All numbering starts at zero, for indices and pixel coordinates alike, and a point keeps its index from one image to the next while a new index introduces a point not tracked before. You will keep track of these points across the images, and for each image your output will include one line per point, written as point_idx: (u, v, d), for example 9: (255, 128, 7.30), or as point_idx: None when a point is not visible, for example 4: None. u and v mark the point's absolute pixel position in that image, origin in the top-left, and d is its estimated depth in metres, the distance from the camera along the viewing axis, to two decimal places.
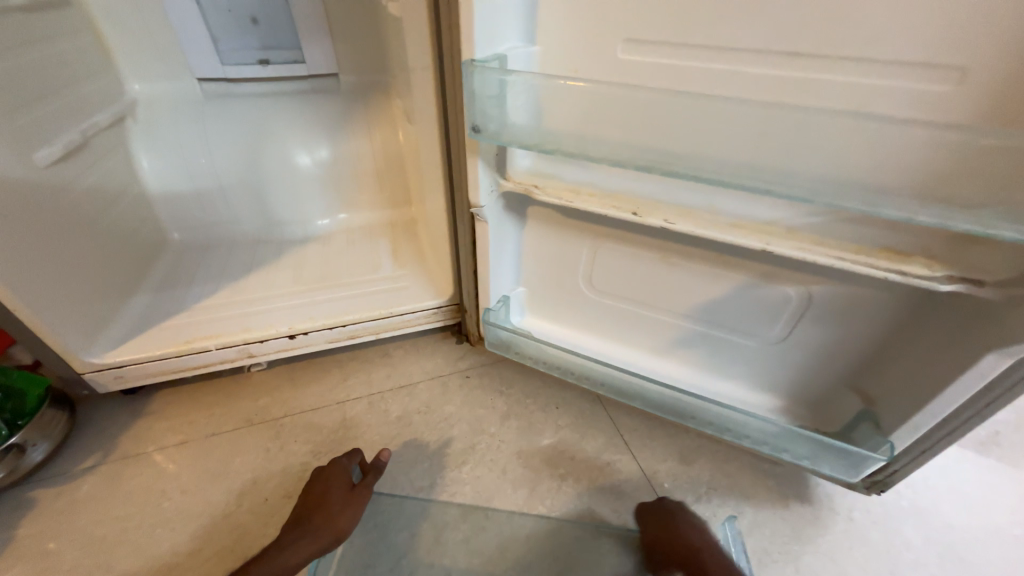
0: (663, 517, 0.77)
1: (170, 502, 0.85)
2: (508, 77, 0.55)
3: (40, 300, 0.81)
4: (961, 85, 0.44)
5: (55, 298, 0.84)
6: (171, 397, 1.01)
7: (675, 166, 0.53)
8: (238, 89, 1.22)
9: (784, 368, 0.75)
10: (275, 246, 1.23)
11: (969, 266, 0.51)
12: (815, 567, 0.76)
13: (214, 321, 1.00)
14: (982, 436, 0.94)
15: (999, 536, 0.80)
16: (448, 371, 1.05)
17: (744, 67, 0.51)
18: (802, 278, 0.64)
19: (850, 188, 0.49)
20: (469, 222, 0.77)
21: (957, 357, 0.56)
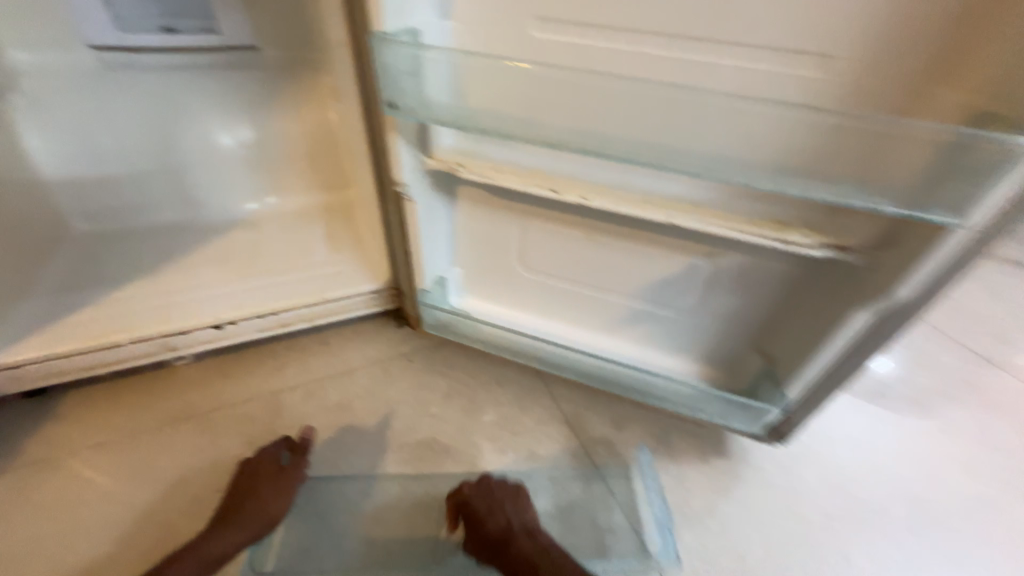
0: (481, 500, 0.79)
1: (87, 507, 0.80)
2: (420, 53, 0.54)
3: None
4: (828, 70, 0.50)
5: None
6: (79, 398, 0.93)
7: (583, 144, 0.56)
8: (142, 61, 1.07)
9: (700, 334, 0.81)
10: (198, 232, 1.15)
11: (839, 234, 0.58)
12: (728, 512, 0.85)
13: (128, 314, 0.93)
14: (872, 389, 1.06)
15: (878, 473, 0.92)
16: (390, 355, 1.03)
17: (647, 49, 0.54)
18: (712, 250, 0.69)
19: (738, 165, 0.54)
20: (397, 203, 0.76)
21: (834, 317, 0.63)
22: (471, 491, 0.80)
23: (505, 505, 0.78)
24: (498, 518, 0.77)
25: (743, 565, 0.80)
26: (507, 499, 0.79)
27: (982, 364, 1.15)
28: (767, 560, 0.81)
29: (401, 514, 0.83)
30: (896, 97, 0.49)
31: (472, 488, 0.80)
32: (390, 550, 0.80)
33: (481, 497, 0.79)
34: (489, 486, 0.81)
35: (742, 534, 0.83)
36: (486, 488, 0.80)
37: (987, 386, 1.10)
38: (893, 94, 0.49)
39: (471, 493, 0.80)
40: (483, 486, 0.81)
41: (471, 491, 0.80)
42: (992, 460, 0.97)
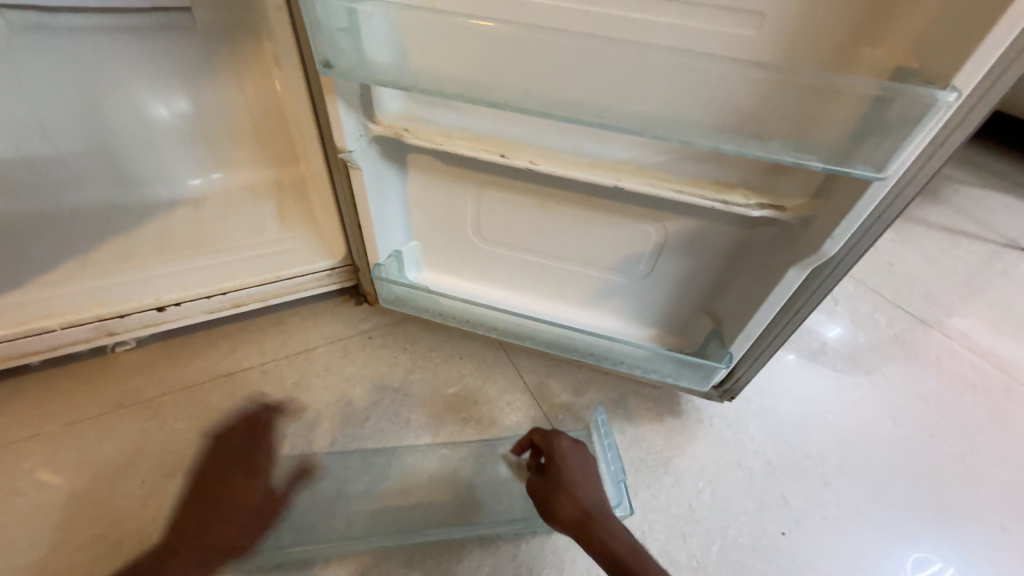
0: (577, 460, 0.73)
1: (23, 499, 0.76)
2: (355, 6, 0.51)
3: None
4: (761, 29, 0.51)
5: None
6: (12, 387, 0.88)
7: (525, 103, 0.55)
8: (54, 20, 0.96)
9: (652, 299, 0.84)
10: (136, 211, 1.09)
11: (774, 194, 0.60)
12: (680, 466, 0.90)
13: (60, 297, 0.87)
14: (813, 348, 1.14)
15: (817, 423, 1.00)
16: (350, 333, 1.02)
17: (588, 7, 0.54)
18: (659, 215, 0.71)
19: (683, 123, 0.54)
20: (345, 173, 0.74)
21: (771, 276, 0.67)
22: (571, 447, 0.74)
23: (595, 478, 0.71)
24: (586, 485, 0.69)
25: (693, 514, 0.85)
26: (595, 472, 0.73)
27: (914, 322, 1.24)
28: (716, 508, 0.86)
29: (362, 487, 0.83)
30: (823, 57, 0.51)
31: (573, 447, 0.75)
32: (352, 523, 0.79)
33: (578, 458, 0.73)
34: (585, 451, 0.75)
35: (692, 485, 0.88)
36: (583, 451, 0.75)
37: (919, 342, 1.20)
38: (821, 53, 0.51)
39: (571, 449, 0.74)
40: (582, 451, 0.75)
41: (570, 448, 0.74)
42: (920, 407, 1.06)
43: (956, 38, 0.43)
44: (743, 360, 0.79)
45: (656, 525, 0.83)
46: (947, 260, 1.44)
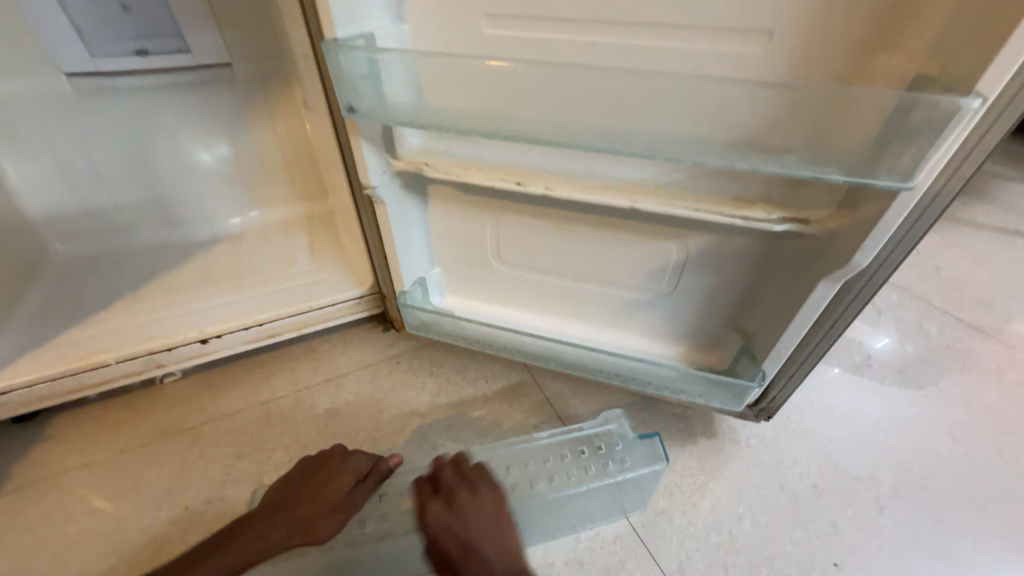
0: (454, 530, 0.64)
1: (78, 525, 0.80)
2: (375, 55, 0.55)
3: None
4: (770, 45, 0.51)
5: None
6: (72, 419, 0.94)
7: (537, 134, 0.57)
8: (115, 83, 1.08)
9: (678, 316, 0.82)
10: (180, 249, 1.17)
11: (798, 208, 0.59)
12: (717, 490, 0.86)
13: (113, 334, 0.93)
14: (857, 361, 1.08)
15: (866, 442, 0.94)
16: (378, 360, 1.04)
17: (594, 38, 0.55)
18: (679, 233, 0.70)
19: (697, 142, 0.54)
20: (370, 206, 0.77)
21: (800, 290, 0.65)
22: (440, 517, 0.65)
23: (482, 537, 0.63)
24: (470, 557, 0.61)
25: (735, 541, 0.80)
26: (482, 526, 0.64)
27: (969, 330, 1.16)
28: (759, 536, 0.81)
29: (397, 481, 0.78)
30: (839, 69, 0.50)
31: (444, 514, 0.65)
32: (385, 496, 0.76)
33: (455, 527, 0.64)
34: (461, 510, 0.65)
35: (731, 511, 0.83)
36: (459, 512, 0.65)
37: (975, 352, 1.11)
38: (835, 66, 0.50)
39: (442, 520, 0.65)
40: (457, 510, 0.65)
41: (443, 516, 0.65)
42: (983, 423, 0.98)
43: (975, 44, 0.42)
44: (778, 378, 0.76)
45: (694, 554, 0.78)
46: (1000, 262, 1.35)
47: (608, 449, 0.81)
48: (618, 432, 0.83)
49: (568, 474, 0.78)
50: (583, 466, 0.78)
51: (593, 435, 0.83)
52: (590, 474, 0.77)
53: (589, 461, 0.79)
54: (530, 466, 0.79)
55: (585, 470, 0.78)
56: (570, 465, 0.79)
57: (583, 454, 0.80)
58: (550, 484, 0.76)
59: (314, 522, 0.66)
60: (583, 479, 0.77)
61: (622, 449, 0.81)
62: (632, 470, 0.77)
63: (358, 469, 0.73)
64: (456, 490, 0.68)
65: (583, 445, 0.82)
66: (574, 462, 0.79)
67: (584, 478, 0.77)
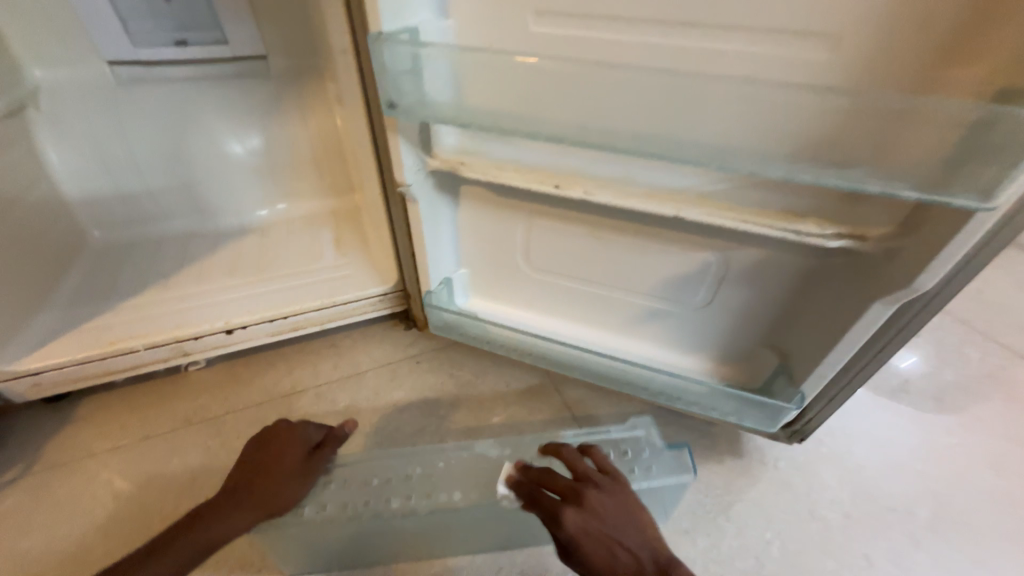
0: (597, 533, 0.56)
1: (101, 508, 0.81)
2: (419, 51, 0.54)
3: None
4: (837, 51, 0.48)
5: None
6: (99, 402, 0.96)
7: (584, 137, 0.55)
8: (156, 73, 1.12)
9: (711, 330, 0.79)
10: (208, 239, 1.18)
11: (854, 223, 0.56)
12: (743, 513, 0.82)
13: (142, 320, 0.94)
14: (893, 386, 1.03)
15: (903, 471, 0.89)
16: (398, 358, 1.04)
17: (644, 38, 0.53)
18: (719, 244, 0.68)
19: (750, 152, 0.52)
20: (401, 204, 0.76)
21: (850, 310, 0.61)
22: (578, 521, 0.57)
23: (624, 532, 0.57)
24: (620, 556, 0.55)
25: (761, 568, 0.76)
26: (621, 520, 0.57)
27: (1014, 357, 1.10)
28: (787, 563, 0.77)
29: (422, 460, 0.76)
30: (912, 78, 0.47)
31: (583, 518, 0.57)
32: (411, 476, 0.73)
33: (596, 529, 0.56)
34: (598, 510, 0.57)
35: (759, 536, 0.80)
36: (596, 513, 0.57)
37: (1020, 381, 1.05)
38: (908, 75, 0.47)
39: (583, 526, 0.56)
40: (593, 509, 0.57)
41: (581, 519, 0.57)
42: None
43: None
44: (816, 400, 0.73)
45: None
46: None
47: (634, 451, 0.77)
48: (645, 439, 0.78)
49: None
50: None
51: (620, 439, 0.79)
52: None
53: (615, 465, 0.75)
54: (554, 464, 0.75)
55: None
56: None
57: (609, 458, 0.76)
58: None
59: (278, 497, 0.64)
60: None
61: (649, 456, 0.76)
62: (659, 479, 0.72)
63: (306, 439, 0.70)
64: (582, 488, 0.59)
65: (610, 448, 0.78)
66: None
67: None
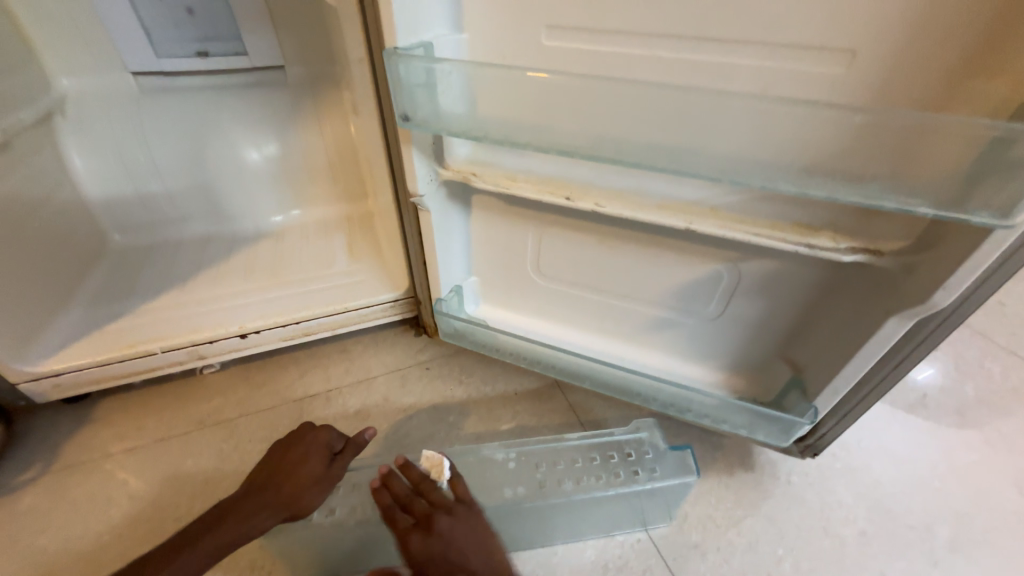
0: (440, 557, 0.59)
1: (117, 509, 0.83)
2: (433, 65, 0.55)
3: None
4: (852, 66, 0.48)
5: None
6: (117, 403, 0.98)
7: (596, 150, 0.55)
8: (177, 82, 1.15)
9: (723, 342, 0.79)
10: (224, 244, 1.20)
11: (870, 237, 0.55)
12: (755, 527, 0.81)
13: (159, 324, 0.96)
14: (912, 400, 1.01)
15: (921, 488, 0.87)
16: (408, 364, 1.04)
17: (657, 52, 0.54)
18: (732, 256, 0.67)
19: (763, 166, 0.52)
20: (414, 213, 0.77)
21: (866, 325, 0.61)
22: (422, 547, 0.60)
23: (467, 556, 0.60)
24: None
25: None
26: (467, 546, 0.60)
27: None
28: None
29: None
30: (929, 93, 0.47)
31: (429, 543, 0.60)
32: None
33: (439, 554, 0.60)
34: (445, 537, 0.60)
35: (771, 551, 0.78)
36: (440, 540, 0.60)
37: None
38: (924, 89, 0.47)
39: (428, 550, 0.60)
40: (438, 536, 0.60)
41: (425, 545, 0.60)
42: None
43: None
44: (829, 415, 0.72)
45: None
46: None
47: (638, 455, 0.77)
48: (649, 442, 0.79)
49: (596, 478, 0.74)
50: (612, 470, 0.75)
51: (625, 442, 0.79)
52: (618, 479, 0.73)
53: (618, 467, 0.75)
54: (559, 465, 0.76)
55: (614, 475, 0.74)
56: (599, 468, 0.75)
57: (612, 459, 0.77)
58: (578, 485, 0.73)
59: (298, 497, 0.65)
60: (610, 484, 0.73)
61: (653, 458, 0.76)
62: (662, 480, 0.73)
63: (329, 444, 0.71)
64: (434, 514, 0.62)
65: (613, 450, 0.78)
66: (603, 466, 0.76)
67: (612, 483, 0.73)
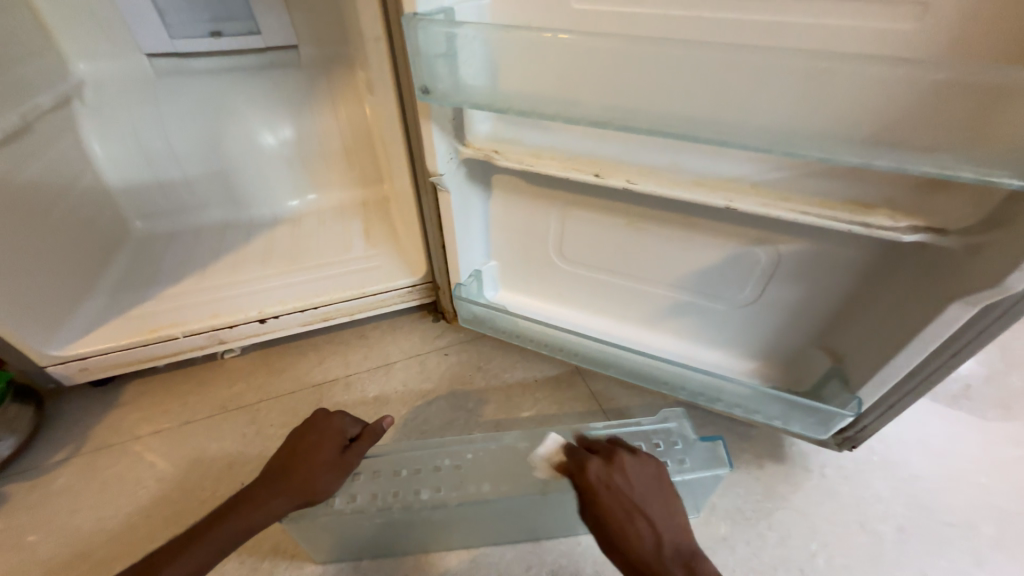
0: (620, 489, 0.61)
1: (146, 490, 0.84)
2: (455, 31, 0.51)
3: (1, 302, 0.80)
4: (923, 20, 0.43)
5: (19, 296, 0.84)
6: (143, 387, 0.99)
7: (632, 122, 0.51)
8: (193, 65, 1.14)
9: (757, 329, 0.74)
10: (243, 229, 1.20)
11: (933, 215, 0.50)
12: (787, 521, 0.78)
13: (180, 309, 0.96)
14: (954, 392, 0.96)
15: (964, 483, 0.82)
16: (426, 350, 1.03)
17: (698, 13, 0.50)
18: (772, 238, 0.63)
19: (818, 137, 0.47)
20: (433, 195, 0.75)
21: (922, 310, 0.56)
22: (604, 473, 0.62)
23: (647, 497, 0.61)
24: (638, 522, 0.58)
25: None
26: (646, 489, 0.62)
27: None
28: None
29: (451, 453, 0.75)
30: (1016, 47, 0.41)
31: (609, 472, 0.62)
32: (440, 469, 0.72)
33: (621, 486, 0.61)
34: (628, 472, 0.62)
35: (803, 547, 0.75)
36: (623, 473, 0.62)
37: None
38: (1008, 44, 0.41)
39: (607, 478, 0.62)
40: (621, 470, 0.63)
41: (606, 474, 0.62)
42: None
43: None
44: (873, 408, 0.67)
45: None
46: None
47: (667, 445, 0.74)
48: (678, 431, 0.76)
49: None
50: None
51: (652, 432, 0.77)
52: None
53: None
54: None
55: None
56: None
57: (640, 450, 0.74)
58: None
59: (312, 482, 0.64)
60: None
61: (682, 449, 0.73)
62: (693, 472, 0.70)
63: (342, 430, 0.70)
64: (617, 453, 0.65)
65: (641, 440, 0.75)
66: None
67: None
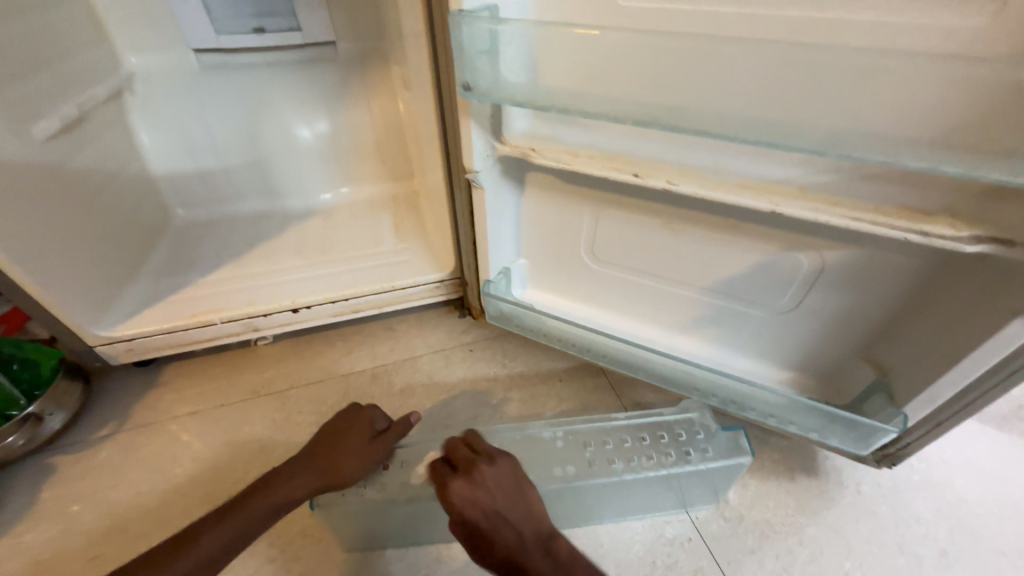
0: (483, 504, 0.59)
1: (181, 468, 0.88)
2: (498, 27, 0.51)
3: (58, 283, 0.85)
4: (997, 17, 0.41)
5: (73, 278, 0.88)
6: (181, 369, 1.03)
7: (680, 121, 0.49)
8: (236, 59, 1.17)
9: (795, 338, 0.72)
10: (277, 220, 1.23)
11: (998, 225, 0.47)
12: (819, 538, 0.75)
13: (218, 295, 1.00)
14: None
15: (1014, 510, 0.78)
16: (452, 345, 1.04)
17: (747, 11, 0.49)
18: (816, 244, 0.61)
19: (876, 140, 0.45)
20: (466, 191, 0.75)
21: (979, 324, 0.53)
22: (466, 492, 0.60)
23: (509, 504, 0.60)
24: (503, 530, 0.58)
25: None
26: (507, 496, 0.61)
27: None
28: None
29: None
30: None
31: (469, 490, 0.60)
32: None
33: (483, 502, 0.59)
34: (487, 483, 0.61)
35: (837, 565, 0.72)
36: (485, 486, 0.60)
37: None
38: None
39: (469, 497, 0.59)
40: (482, 481, 0.61)
41: (467, 491, 0.60)
42: None
43: None
44: (917, 425, 0.65)
45: None
46: None
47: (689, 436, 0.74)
48: (699, 421, 0.76)
49: (646, 458, 0.71)
50: (662, 450, 0.72)
51: (674, 422, 0.76)
52: (669, 459, 0.70)
53: (669, 447, 0.72)
54: (608, 445, 0.73)
55: (665, 455, 0.71)
56: (648, 448, 0.72)
57: (662, 440, 0.73)
58: (628, 465, 0.70)
59: (340, 464, 0.66)
60: (661, 464, 0.70)
61: (704, 438, 0.73)
62: (716, 461, 0.69)
63: (369, 418, 0.71)
64: (475, 461, 0.63)
65: (662, 431, 0.75)
66: (652, 447, 0.73)
67: (662, 463, 0.70)
